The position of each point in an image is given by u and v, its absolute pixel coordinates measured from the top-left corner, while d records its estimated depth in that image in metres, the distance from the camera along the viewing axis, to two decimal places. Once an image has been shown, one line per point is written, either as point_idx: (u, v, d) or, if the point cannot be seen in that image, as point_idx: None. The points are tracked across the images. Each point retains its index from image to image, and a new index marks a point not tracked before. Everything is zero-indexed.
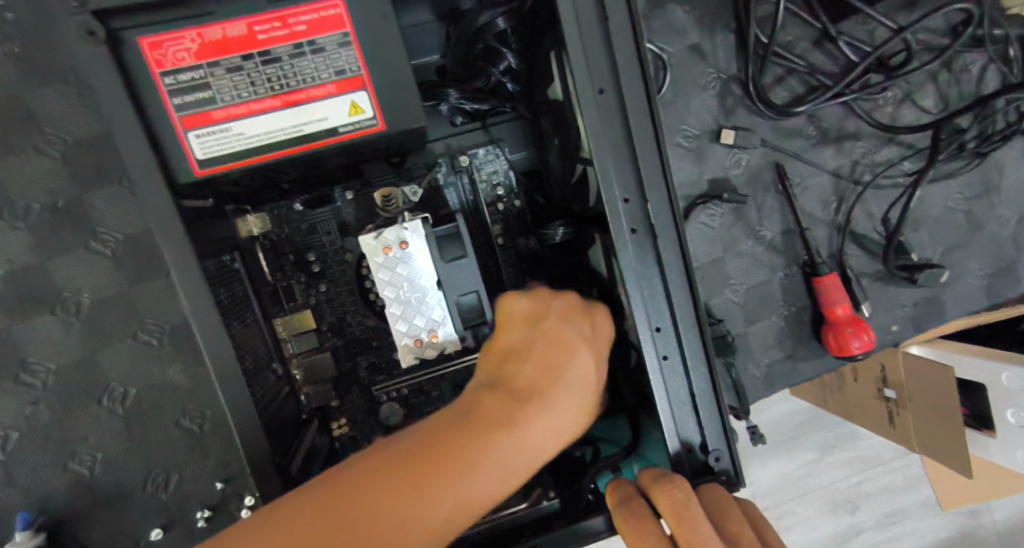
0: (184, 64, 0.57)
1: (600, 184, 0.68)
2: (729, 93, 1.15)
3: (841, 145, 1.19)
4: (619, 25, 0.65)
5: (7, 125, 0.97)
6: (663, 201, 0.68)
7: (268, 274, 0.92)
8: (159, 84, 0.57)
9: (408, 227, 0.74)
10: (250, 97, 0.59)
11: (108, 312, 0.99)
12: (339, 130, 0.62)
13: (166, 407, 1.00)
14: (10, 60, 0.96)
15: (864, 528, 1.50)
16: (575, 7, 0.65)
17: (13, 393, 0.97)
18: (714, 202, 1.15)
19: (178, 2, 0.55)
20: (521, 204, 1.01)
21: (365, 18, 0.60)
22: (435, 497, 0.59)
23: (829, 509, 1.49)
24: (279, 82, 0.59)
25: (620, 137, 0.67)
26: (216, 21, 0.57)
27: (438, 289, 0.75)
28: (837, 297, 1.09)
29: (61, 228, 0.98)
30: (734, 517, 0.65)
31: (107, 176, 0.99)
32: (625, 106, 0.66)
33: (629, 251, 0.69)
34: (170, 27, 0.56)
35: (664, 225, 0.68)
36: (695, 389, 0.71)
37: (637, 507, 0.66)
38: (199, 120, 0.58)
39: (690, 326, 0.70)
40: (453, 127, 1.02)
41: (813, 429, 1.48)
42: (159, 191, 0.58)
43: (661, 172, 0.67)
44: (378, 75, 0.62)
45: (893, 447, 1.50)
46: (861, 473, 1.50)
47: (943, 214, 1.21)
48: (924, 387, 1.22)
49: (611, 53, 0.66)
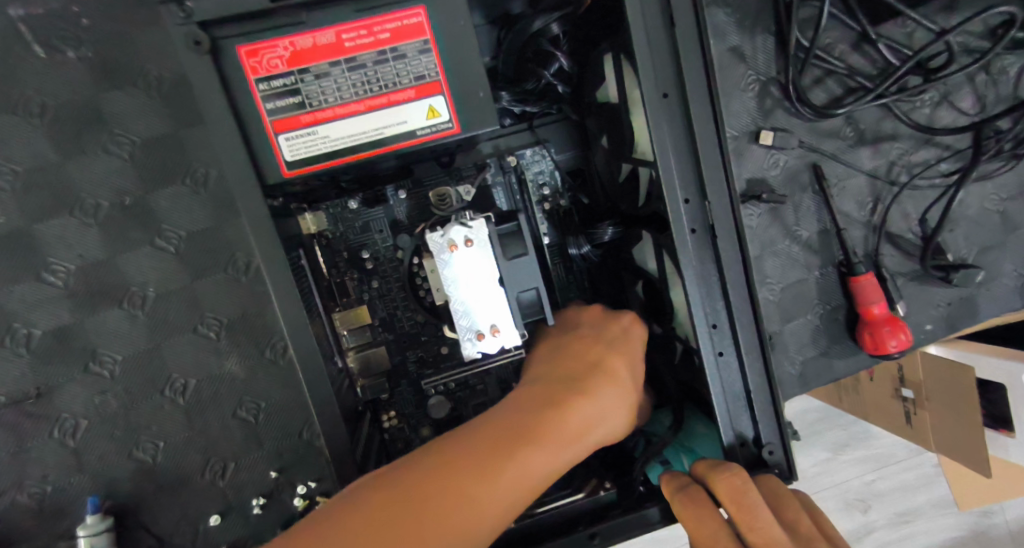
0: (277, 71, 0.60)
1: (663, 186, 0.70)
2: (768, 94, 1.17)
3: (878, 146, 1.21)
4: (685, 31, 0.67)
5: (80, 127, 1.03)
6: (723, 203, 0.70)
7: (324, 270, 0.95)
8: (254, 90, 0.60)
9: (472, 226, 0.76)
10: (336, 102, 0.62)
11: (170, 305, 1.05)
12: (416, 133, 0.64)
13: (224, 398, 1.06)
14: (83, 64, 1.03)
15: (877, 526, 1.51)
16: (643, 14, 0.67)
17: (83, 382, 1.04)
18: (752, 202, 1.18)
19: (274, 12, 0.59)
20: (567, 203, 1.03)
21: (446, 26, 0.62)
22: (504, 466, 0.65)
23: (846, 506, 1.50)
24: (362, 87, 0.62)
25: (683, 140, 0.70)
26: (308, 29, 0.60)
27: (500, 287, 0.77)
28: (874, 297, 1.11)
29: (128, 225, 1.04)
30: (790, 506, 0.67)
31: (171, 176, 1.05)
32: (689, 111, 0.69)
33: (688, 251, 0.71)
34: (265, 36, 0.59)
35: (723, 225, 0.71)
36: (749, 384, 0.73)
37: (696, 495, 0.69)
38: (289, 124, 0.61)
39: (746, 324, 0.73)
40: (502, 128, 1.04)
41: (827, 427, 1.49)
42: (252, 192, 0.61)
43: (723, 175, 0.70)
44: (455, 79, 0.64)
45: (908, 446, 1.51)
46: (878, 471, 1.50)
47: (979, 215, 1.23)
48: (943, 387, 1.26)
49: (675, 59, 0.68)
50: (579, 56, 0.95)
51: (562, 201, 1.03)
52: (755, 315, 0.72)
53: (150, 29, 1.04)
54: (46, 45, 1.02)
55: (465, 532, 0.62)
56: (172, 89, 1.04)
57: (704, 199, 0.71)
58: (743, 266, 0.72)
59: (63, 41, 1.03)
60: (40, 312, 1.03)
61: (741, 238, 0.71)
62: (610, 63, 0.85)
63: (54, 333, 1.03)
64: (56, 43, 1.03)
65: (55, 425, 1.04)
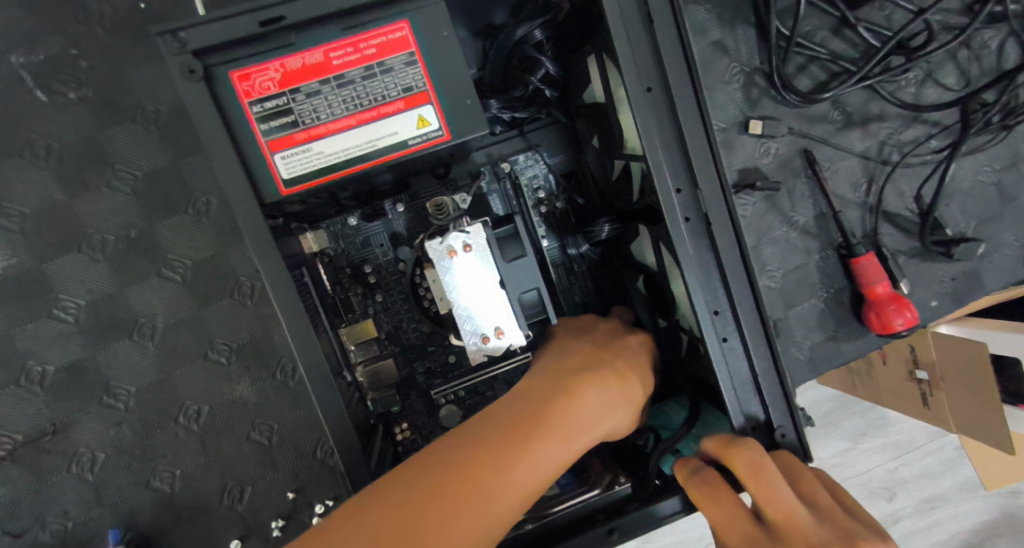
0: (270, 92, 0.62)
1: (654, 178, 0.71)
2: (754, 84, 1.19)
3: (867, 127, 1.22)
4: (663, 26, 0.69)
5: (82, 163, 1.06)
6: (715, 189, 0.71)
7: (329, 287, 0.97)
8: (248, 112, 0.62)
9: (469, 231, 0.77)
10: (328, 118, 0.63)
11: (180, 334, 1.06)
12: (408, 143, 0.66)
13: (238, 421, 1.07)
14: (83, 104, 1.06)
15: (903, 515, 1.50)
16: (621, 11, 0.69)
17: (98, 414, 1.05)
18: (747, 191, 1.19)
19: (263, 36, 0.61)
20: (563, 205, 1.05)
21: (430, 38, 0.64)
22: (514, 460, 0.66)
23: (868, 495, 1.49)
24: (353, 102, 0.63)
25: (670, 131, 0.71)
26: (297, 50, 0.61)
27: (501, 290, 0.77)
28: (876, 276, 1.12)
29: (134, 257, 1.06)
30: (807, 480, 0.67)
31: (174, 206, 1.07)
32: (674, 102, 0.70)
33: (684, 240, 0.72)
34: (257, 60, 0.61)
35: (716, 212, 0.72)
36: (756, 369, 0.73)
37: (710, 476, 0.69)
38: (284, 143, 0.63)
39: (748, 308, 0.73)
40: (493, 136, 1.05)
41: (840, 415, 1.50)
42: (251, 209, 0.62)
43: (712, 164, 0.71)
44: (443, 88, 0.66)
45: (926, 430, 1.50)
46: (899, 458, 1.50)
47: (973, 188, 1.23)
48: (958, 365, 1.20)
49: (657, 54, 0.70)
50: (564, 60, 0.97)
51: (558, 201, 1.05)
52: (755, 299, 0.73)
53: (145, 65, 1.07)
54: (47, 89, 1.05)
55: (482, 528, 0.63)
56: (170, 122, 1.07)
57: (696, 188, 0.72)
58: (740, 251, 0.72)
59: (63, 83, 1.06)
60: (53, 348, 1.05)
61: (736, 224, 0.72)
62: (596, 63, 0.86)
63: (67, 368, 1.05)
64: (56, 85, 1.06)
65: (73, 460, 1.05)
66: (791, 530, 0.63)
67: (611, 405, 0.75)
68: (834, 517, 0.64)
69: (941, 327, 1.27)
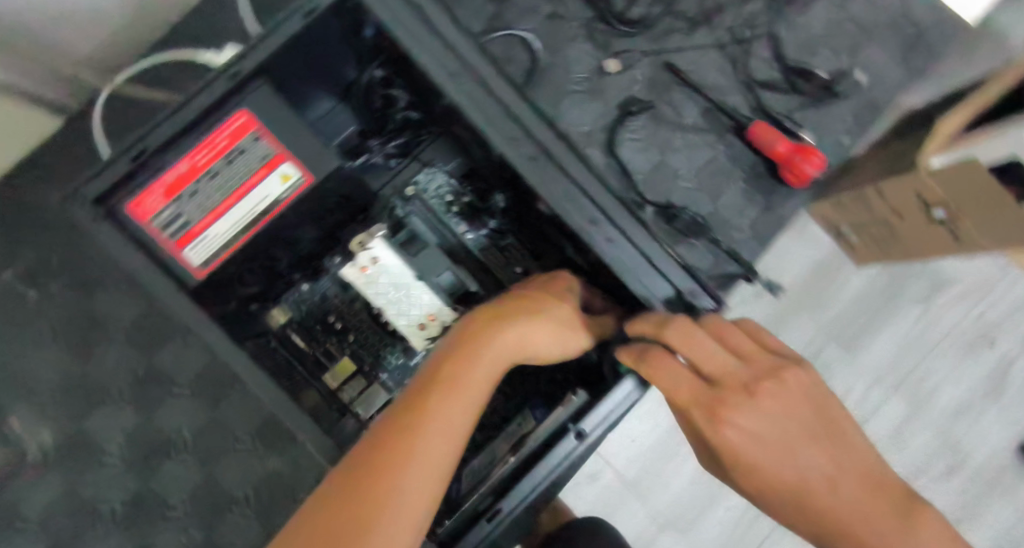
0: (161, 207, 0.76)
1: (493, 141, 0.83)
2: (597, 30, 1.29)
3: (712, 21, 1.31)
4: (444, 26, 0.83)
5: (85, 334, 1.40)
6: (546, 134, 0.84)
7: (306, 345, 1.11)
8: (150, 227, 0.76)
9: (373, 247, 0.91)
10: (212, 206, 0.79)
11: (208, 433, 1.37)
12: (281, 198, 0.81)
13: (280, 486, 1.36)
14: (67, 289, 1.41)
15: (1012, 351, 1.79)
16: (405, 26, 0.82)
17: (168, 521, 1.36)
18: (629, 119, 1.26)
19: (141, 167, 0.75)
20: (471, 197, 1.17)
21: (266, 112, 0.79)
22: (441, 399, 0.75)
23: (969, 349, 1.79)
24: (226, 186, 0.79)
25: (490, 100, 0.84)
26: (166, 168, 0.76)
27: (420, 282, 0.92)
28: (772, 138, 1.17)
29: (148, 391, 1.39)
30: (735, 334, 0.79)
31: (161, 338, 1.39)
32: (480, 79, 0.83)
33: (541, 177, 0.83)
34: (143, 187, 0.76)
35: (554, 145, 0.84)
36: (644, 251, 0.84)
37: (667, 364, 0.76)
38: (186, 239, 0.78)
39: (616, 207, 0.84)
40: (393, 169, 1.20)
41: (845, 298, 1.76)
42: (181, 300, 0.76)
43: (532, 111, 0.84)
44: (294, 153, 0.81)
45: (983, 264, 1.78)
46: (978, 302, 1.78)
47: (829, 28, 1.32)
48: (964, 189, 1.12)
49: (449, 47, 0.83)
50: None
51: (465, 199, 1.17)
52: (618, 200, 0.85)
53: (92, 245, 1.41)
54: (40, 289, 1.41)
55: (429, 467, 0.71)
56: (128, 285, 1.42)
57: (527, 139, 0.84)
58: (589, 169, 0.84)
59: (50, 280, 1.41)
60: (110, 488, 1.37)
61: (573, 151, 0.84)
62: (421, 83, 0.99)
63: (130, 500, 1.37)
64: (46, 285, 1.41)
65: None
66: (743, 381, 0.74)
67: (541, 330, 0.82)
68: (752, 358, 0.77)
69: (932, 159, 1.17)
